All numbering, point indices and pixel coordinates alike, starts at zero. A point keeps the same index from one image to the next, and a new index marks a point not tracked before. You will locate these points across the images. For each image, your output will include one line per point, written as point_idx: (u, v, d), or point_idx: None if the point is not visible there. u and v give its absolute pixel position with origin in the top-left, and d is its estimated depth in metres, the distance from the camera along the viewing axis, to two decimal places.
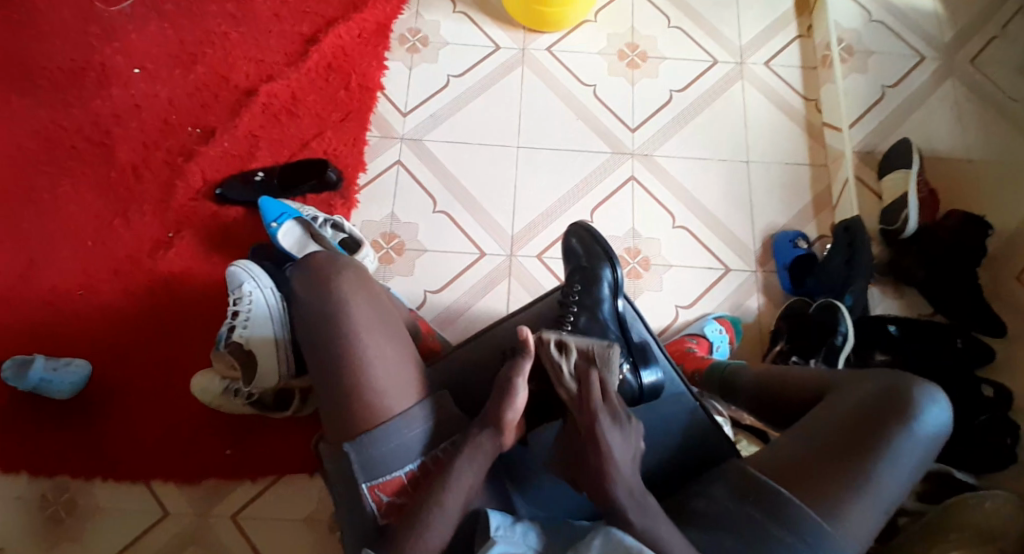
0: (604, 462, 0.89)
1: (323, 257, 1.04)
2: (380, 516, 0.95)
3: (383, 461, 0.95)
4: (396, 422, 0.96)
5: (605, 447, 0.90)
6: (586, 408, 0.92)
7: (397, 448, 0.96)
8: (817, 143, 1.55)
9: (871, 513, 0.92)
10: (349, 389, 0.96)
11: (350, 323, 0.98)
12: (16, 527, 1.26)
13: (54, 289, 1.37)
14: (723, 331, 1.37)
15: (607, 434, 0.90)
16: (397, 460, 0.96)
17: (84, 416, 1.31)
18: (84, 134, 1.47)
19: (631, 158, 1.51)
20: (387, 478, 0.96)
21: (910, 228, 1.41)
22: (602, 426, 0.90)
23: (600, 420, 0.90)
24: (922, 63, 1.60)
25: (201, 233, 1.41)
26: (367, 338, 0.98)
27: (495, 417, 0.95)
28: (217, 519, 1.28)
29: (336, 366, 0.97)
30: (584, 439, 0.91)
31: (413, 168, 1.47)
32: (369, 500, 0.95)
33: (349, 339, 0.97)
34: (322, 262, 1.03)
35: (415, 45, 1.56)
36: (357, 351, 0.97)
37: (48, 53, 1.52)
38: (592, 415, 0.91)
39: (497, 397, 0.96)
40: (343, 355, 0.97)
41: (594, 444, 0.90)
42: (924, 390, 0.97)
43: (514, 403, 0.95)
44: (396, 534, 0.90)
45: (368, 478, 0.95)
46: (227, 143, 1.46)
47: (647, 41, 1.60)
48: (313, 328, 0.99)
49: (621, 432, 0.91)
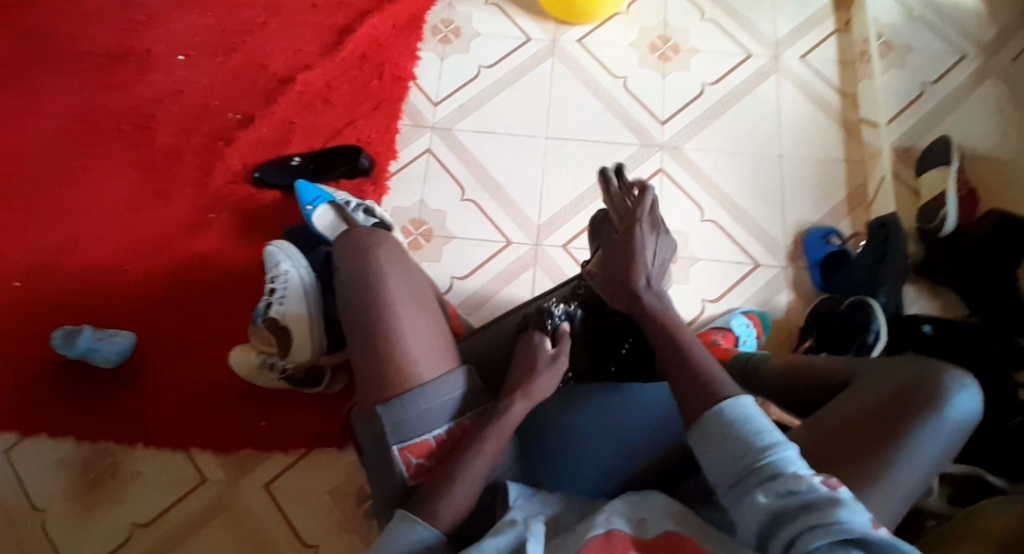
0: (631, 258, 1.02)
1: (364, 231, 1.08)
2: (410, 477, 0.96)
3: (412, 425, 0.96)
4: (427, 390, 0.97)
5: (637, 244, 1.02)
6: (627, 217, 1.03)
7: (426, 412, 0.97)
8: (852, 139, 1.52)
9: (895, 500, 0.90)
10: (380, 354, 0.98)
11: (385, 294, 1.01)
12: (54, 490, 1.30)
13: (96, 266, 1.42)
14: (750, 326, 1.36)
15: (640, 237, 1.02)
16: (426, 424, 0.97)
17: (118, 388, 1.35)
18: (129, 117, 1.52)
19: (660, 150, 1.50)
20: (415, 440, 0.97)
21: (948, 226, 1.38)
22: (638, 228, 1.03)
23: (637, 211, 1.03)
24: (964, 60, 1.56)
25: (237, 215, 1.45)
26: (401, 308, 1.00)
27: (519, 390, 0.97)
28: (247, 488, 1.30)
29: (368, 333, 0.99)
30: (621, 242, 1.03)
31: (442, 157, 1.49)
32: (399, 463, 0.96)
33: (382, 307, 1.00)
34: (363, 235, 1.07)
35: (447, 36, 1.59)
36: (390, 319, 0.99)
37: (97, 40, 1.58)
38: (637, 216, 1.03)
39: (529, 368, 0.99)
40: (377, 324, 0.99)
41: (629, 242, 1.02)
42: (953, 376, 0.96)
43: (549, 375, 0.98)
44: (428, 496, 0.91)
45: (399, 440, 0.96)
46: (264, 129, 1.50)
47: (679, 34, 1.60)
48: (350, 296, 1.02)
49: (655, 238, 1.03)
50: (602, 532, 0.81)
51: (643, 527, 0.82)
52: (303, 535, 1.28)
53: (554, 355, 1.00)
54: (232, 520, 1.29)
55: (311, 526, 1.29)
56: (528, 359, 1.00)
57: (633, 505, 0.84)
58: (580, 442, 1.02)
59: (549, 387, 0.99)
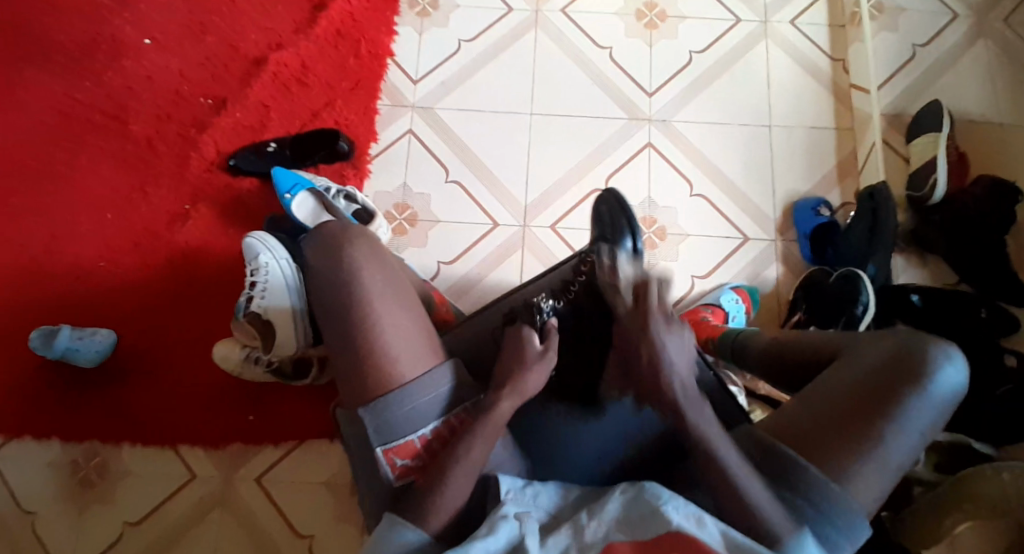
0: (657, 364, 0.92)
1: (336, 225, 1.05)
2: (396, 478, 0.97)
3: (397, 426, 0.96)
4: (411, 389, 0.97)
5: (660, 344, 0.92)
6: (642, 313, 0.94)
7: (410, 413, 0.96)
8: (842, 106, 1.49)
9: (883, 477, 0.91)
10: (362, 356, 0.97)
11: (363, 294, 1.00)
12: (49, 491, 1.31)
13: (75, 262, 1.39)
14: (739, 302, 1.35)
15: (661, 335, 0.92)
16: (411, 425, 0.96)
17: (107, 386, 1.34)
18: (99, 106, 1.47)
19: (648, 124, 1.47)
20: (400, 441, 0.96)
21: (938, 194, 1.36)
22: (658, 325, 0.93)
23: (653, 313, 0.93)
24: (955, 21, 1.52)
25: (217, 204, 1.42)
26: (379, 306, 0.99)
27: (508, 382, 0.97)
28: (241, 482, 1.32)
29: (348, 334, 0.98)
30: (638, 340, 0.94)
31: (424, 137, 1.46)
32: (384, 463, 0.97)
33: (361, 308, 0.99)
34: (335, 231, 1.05)
35: (425, 9, 1.53)
36: (369, 318, 0.98)
37: (61, 24, 1.52)
38: (647, 317, 0.93)
39: (517, 361, 0.98)
40: (358, 327, 0.98)
41: (649, 342, 0.92)
42: (940, 348, 0.95)
43: (537, 372, 0.98)
44: (419, 499, 0.91)
45: (383, 442, 0.96)
46: (240, 114, 1.46)
47: (666, 0, 1.55)
48: (328, 296, 1.01)
49: (677, 336, 0.93)
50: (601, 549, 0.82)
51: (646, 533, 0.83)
52: (297, 527, 1.30)
53: (542, 350, 0.99)
54: (226, 514, 1.30)
55: (305, 517, 1.30)
56: (514, 351, 0.99)
57: (632, 512, 0.85)
58: (571, 425, 1.05)
59: (535, 384, 0.98)
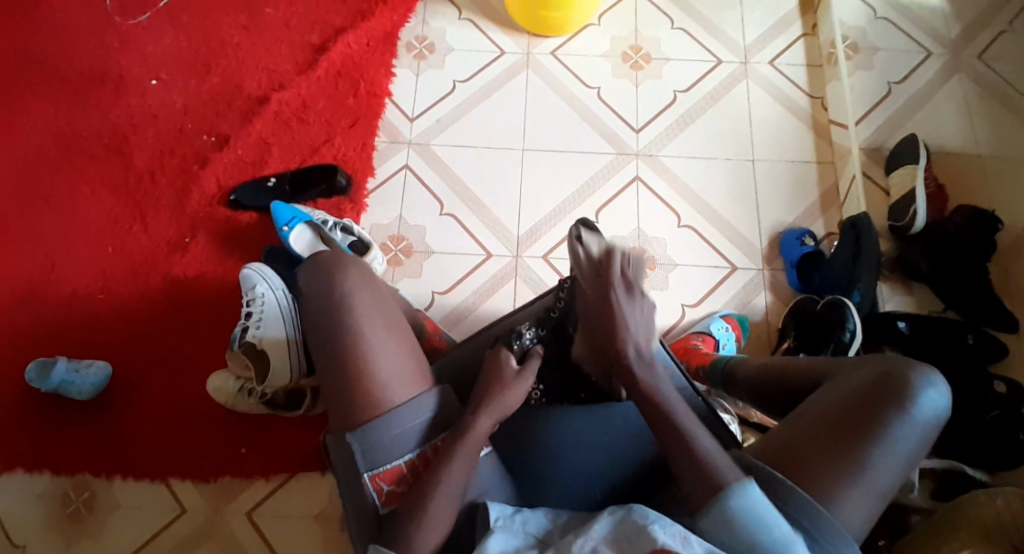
0: (615, 332, 0.91)
1: (327, 255, 1.03)
2: (381, 505, 0.93)
3: (384, 450, 0.93)
4: (398, 415, 0.94)
5: (618, 320, 0.91)
6: (603, 280, 0.91)
7: (397, 437, 0.94)
8: (823, 141, 1.55)
9: (867, 500, 0.91)
10: (352, 381, 0.95)
11: (353, 319, 0.97)
12: (37, 523, 1.29)
13: (73, 293, 1.41)
14: (729, 329, 1.37)
15: (622, 306, 0.91)
16: (397, 448, 0.94)
17: (101, 415, 1.34)
18: (102, 142, 1.52)
19: (635, 159, 1.52)
20: (387, 466, 0.93)
21: (919, 223, 1.40)
22: (619, 294, 0.91)
23: (615, 283, 0.91)
24: (929, 60, 1.59)
25: (215, 237, 1.45)
26: (371, 334, 0.97)
27: (489, 404, 0.94)
28: (231, 516, 1.30)
29: (338, 360, 0.95)
30: (598, 311, 0.92)
31: (420, 172, 1.50)
32: (370, 489, 0.93)
33: (352, 332, 0.97)
34: (326, 260, 1.02)
35: (421, 52, 1.60)
36: (359, 343, 0.96)
37: (70, 65, 1.58)
38: (606, 286, 0.91)
39: (497, 381, 0.97)
40: (348, 352, 0.96)
41: (609, 309, 0.91)
42: (922, 375, 0.95)
43: (515, 391, 0.96)
44: (402, 522, 0.88)
45: (370, 467, 0.93)
46: (241, 150, 1.50)
47: (650, 43, 1.62)
48: (318, 323, 0.98)
49: (635, 305, 0.91)
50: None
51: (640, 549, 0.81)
52: None
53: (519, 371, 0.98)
54: (216, 548, 1.28)
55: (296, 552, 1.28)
56: (493, 375, 0.97)
57: (621, 532, 0.83)
58: (543, 443, 1.03)
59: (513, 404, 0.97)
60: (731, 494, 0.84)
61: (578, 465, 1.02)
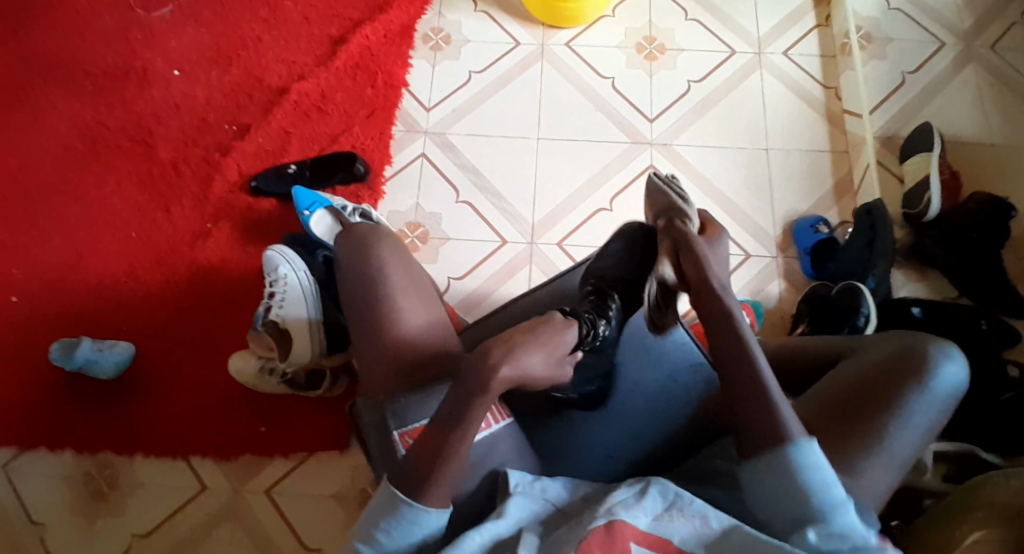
0: (702, 263, 0.94)
1: (363, 226, 1.10)
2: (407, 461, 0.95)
3: (411, 408, 0.96)
4: (426, 371, 0.99)
5: (704, 259, 0.95)
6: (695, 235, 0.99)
7: (423, 397, 0.97)
8: (836, 130, 1.56)
9: (888, 470, 0.92)
10: (382, 342, 1.01)
11: (388, 286, 1.04)
12: (60, 500, 1.32)
13: (98, 278, 1.44)
14: (744, 315, 1.35)
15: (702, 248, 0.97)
16: (424, 408, 0.96)
17: (124, 396, 1.37)
18: (127, 132, 1.55)
19: (649, 148, 1.53)
20: (414, 425, 0.96)
21: (932, 211, 1.40)
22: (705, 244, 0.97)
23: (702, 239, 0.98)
24: (942, 50, 1.60)
25: (236, 223, 1.48)
26: (402, 300, 1.03)
27: (517, 362, 0.87)
28: (251, 495, 1.32)
29: (372, 324, 1.01)
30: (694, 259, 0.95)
31: (436, 160, 1.52)
32: (399, 446, 0.95)
33: (385, 298, 1.03)
34: (363, 231, 1.09)
35: (437, 43, 1.62)
36: (392, 308, 1.02)
37: (96, 58, 1.62)
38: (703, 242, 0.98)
39: (528, 335, 0.89)
40: (382, 315, 1.02)
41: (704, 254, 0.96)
42: (939, 348, 0.97)
43: (541, 352, 0.88)
44: (419, 468, 0.85)
45: (399, 426, 0.96)
46: (261, 139, 1.53)
47: (664, 34, 1.64)
48: (353, 287, 1.05)
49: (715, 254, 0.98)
50: (604, 523, 0.81)
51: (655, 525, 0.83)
52: (305, 540, 1.30)
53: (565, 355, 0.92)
54: (237, 526, 1.30)
55: (315, 530, 1.30)
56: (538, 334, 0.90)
57: (637, 500, 0.85)
58: (570, 425, 1.05)
59: (538, 371, 0.89)
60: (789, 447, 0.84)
61: (582, 440, 1.04)
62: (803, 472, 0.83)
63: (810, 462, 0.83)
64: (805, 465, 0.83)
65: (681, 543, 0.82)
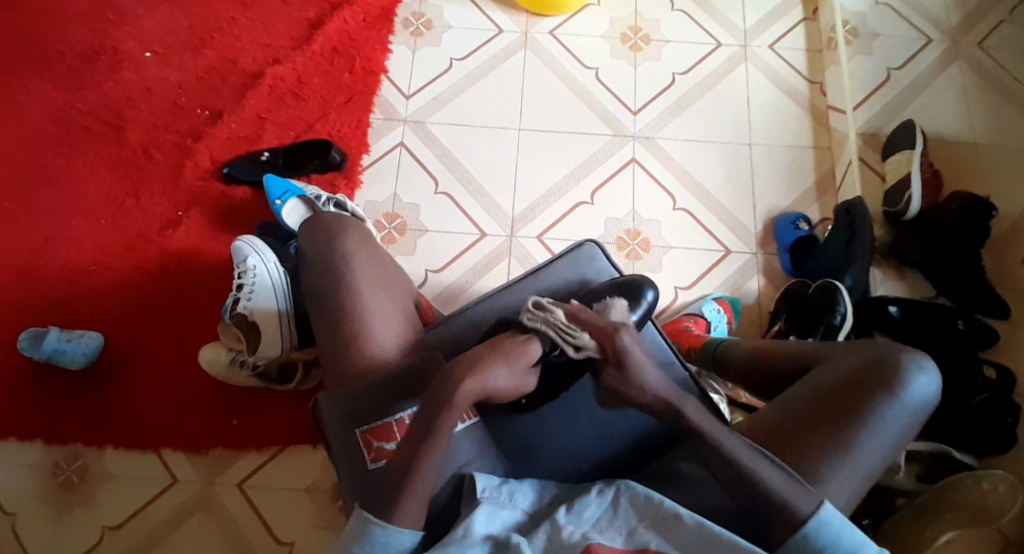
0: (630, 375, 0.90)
1: (331, 214, 1.08)
2: (371, 461, 0.95)
3: (372, 408, 0.96)
4: (391, 368, 0.98)
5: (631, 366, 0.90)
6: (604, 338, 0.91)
7: (384, 397, 0.96)
8: (821, 127, 1.54)
9: (855, 480, 0.91)
10: (347, 336, 1.00)
11: (352, 278, 1.02)
12: (27, 492, 1.30)
13: (66, 266, 1.41)
14: (721, 312, 1.36)
15: (630, 347, 0.90)
16: (385, 409, 0.96)
17: (91, 387, 1.34)
18: (97, 116, 1.51)
19: (632, 141, 1.52)
20: (378, 425, 0.96)
21: (913, 209, 1.38)
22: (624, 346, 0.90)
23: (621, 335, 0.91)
24: (929, 46, 1.58)
25: (208, 211, 1.45)
26: (368, 292, 1.02)
27: (478, 365, 0.90)
28: (222, 488, 1.30)
29: (336, 317, 1.01)
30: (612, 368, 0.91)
31: (415, 150, 1.50)
32: (362, 446, 0.96)
33: (351, 290, 1.01)
34: (329, 219, 1.07)
35: (418, 29, 1.59)
36: (357, 302, 1.01)
37: (64, 37, 1.57)
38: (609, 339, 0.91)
39: (487, 351, 0.91)
40: (345, 307, 1.01)
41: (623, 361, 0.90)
42: (913, 358, 0.96)
43: (504, 367, 0.90)
44: (389, 492, 0.87)
45: (361, 425, 0.96)
46: (235, 125, 1.50)
47: (650, 24, 1.61)
48: (317, 279, 1.04)
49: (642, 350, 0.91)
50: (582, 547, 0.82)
51: (630, 539, 0.84)
52: (277, 533, 1.28)
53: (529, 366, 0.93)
54: (208, 519, 1.29)
55: (287, 523, 1.29)
56: (502, 343, 0.93)
57: (609, 517, 0.86)
58: (546, 422, 1.03)
59: (503, 385, 0.91)
60: (810, 519, 0.84)
61: (546, 441, 1.02)
62: (828, 545, 0.83)
63: (833, 527, 0.83)
64: (828, 531, 0.83)
65: (658, 547, 0.83)
